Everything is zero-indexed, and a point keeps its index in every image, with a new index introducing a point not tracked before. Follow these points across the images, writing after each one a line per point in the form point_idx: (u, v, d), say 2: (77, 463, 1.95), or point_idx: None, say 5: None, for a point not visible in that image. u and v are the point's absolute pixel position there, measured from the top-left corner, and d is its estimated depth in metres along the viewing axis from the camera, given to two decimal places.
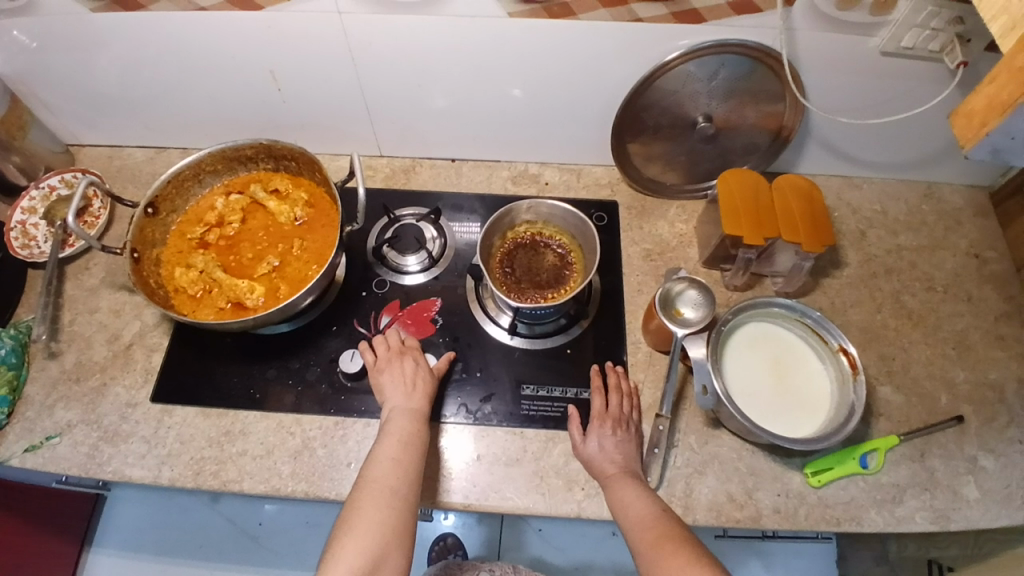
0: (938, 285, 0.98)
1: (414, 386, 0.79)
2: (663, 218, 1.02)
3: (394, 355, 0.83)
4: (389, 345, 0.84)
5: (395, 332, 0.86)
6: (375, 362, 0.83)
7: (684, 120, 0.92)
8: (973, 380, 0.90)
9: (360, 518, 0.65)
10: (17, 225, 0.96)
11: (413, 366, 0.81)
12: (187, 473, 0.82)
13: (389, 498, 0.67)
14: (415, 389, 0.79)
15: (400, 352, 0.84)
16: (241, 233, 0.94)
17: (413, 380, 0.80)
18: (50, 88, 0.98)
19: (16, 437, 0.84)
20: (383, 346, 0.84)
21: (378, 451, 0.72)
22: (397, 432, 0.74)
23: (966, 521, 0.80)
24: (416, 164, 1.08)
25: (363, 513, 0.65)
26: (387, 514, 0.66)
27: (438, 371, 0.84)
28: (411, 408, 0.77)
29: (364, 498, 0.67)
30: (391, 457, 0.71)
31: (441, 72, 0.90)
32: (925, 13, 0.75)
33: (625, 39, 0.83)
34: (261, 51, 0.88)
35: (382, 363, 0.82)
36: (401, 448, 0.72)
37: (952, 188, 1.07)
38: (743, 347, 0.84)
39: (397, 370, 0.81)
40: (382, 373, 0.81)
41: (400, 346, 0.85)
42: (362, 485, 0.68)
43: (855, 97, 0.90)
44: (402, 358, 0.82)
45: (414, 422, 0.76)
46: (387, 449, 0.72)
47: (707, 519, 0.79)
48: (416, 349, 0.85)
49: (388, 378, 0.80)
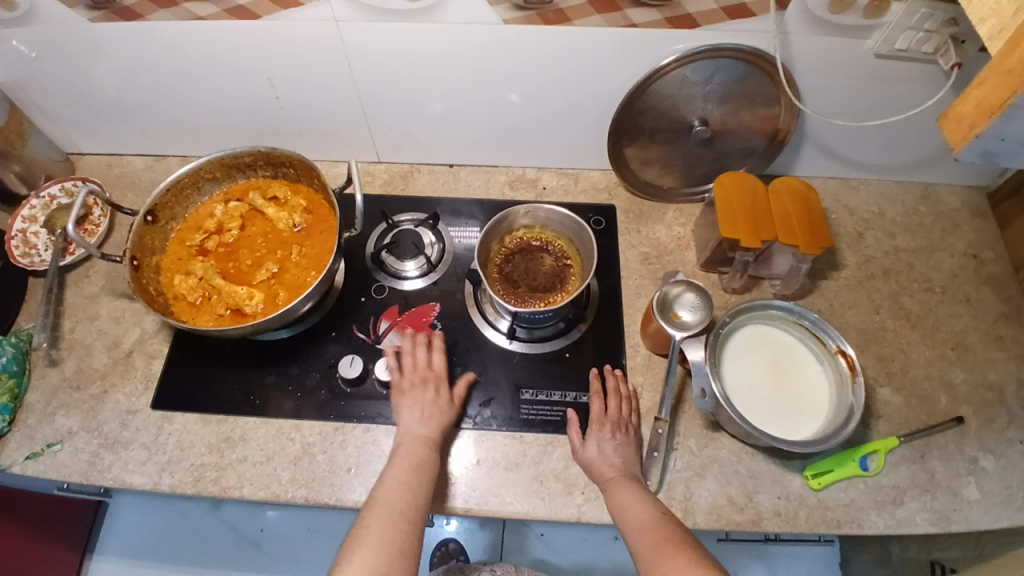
0: (936, 286, 0.98)
1: (431, 417, 0.79)
2: (660, 222, 1.03)
3: (420, 380, 0.83)
4: (417, 367, 0.84)
5: (423, 351, 0.85)
6: (400, 380, 0.83)
7: (680, 124, 0.92)
8: (972, 381, 0.90)
9: (367, 537, 0.65)
10: (17, 233, 0.97)
11: (433, 397, 0.81)
12: (187, 480, 0.82)
13: (397, 516, 0.67)
14: (432, 420, 0.79)
15: (426, 377, 0.83)
16: (240, 240, 0.95)
17: (430, 407, 0.80)
18: (50, 97, 0.98)
19: (18, 445, 0.84)
20: (411, 365, 0.84)
21: (390, 473, 0.72)
22: (408, 456, 0.75)
23: (966, 523, 0.80)
24: (414, 170, 1.09)
25: (372, 531, 0.66)
26: (397, 532, 0.66)
27: (457, 400, 0.84)
28: (425, 435, 0.78)
29: (372, 517, 0.67)
30: (401, 480, 0.71)
31: (438, 78, 0.90)
32: (919, 15, 0.75)
33: (621, 44, 0.83)
34: (260, 59, 0.88)
35: (406, 385, 0.82)
36: (410, 471, 0.73)
37: (949, 189, 1.07)
38: (741, 350, 0.84)
39: (417, 397, 0.81)
40: (404, 397, 0.81)
41: (428, 370, 0.84)
42: (371, 505, 0.69)
43: (850, 100, 0.91)
44: (426, 386, 0.82)
45: (426, 448, 0.76)
46: (399, 472, 0.72)
47: (706, 523, 0.79)
48: (442, 376, 0.84)
49: (408, 403, 0.80)
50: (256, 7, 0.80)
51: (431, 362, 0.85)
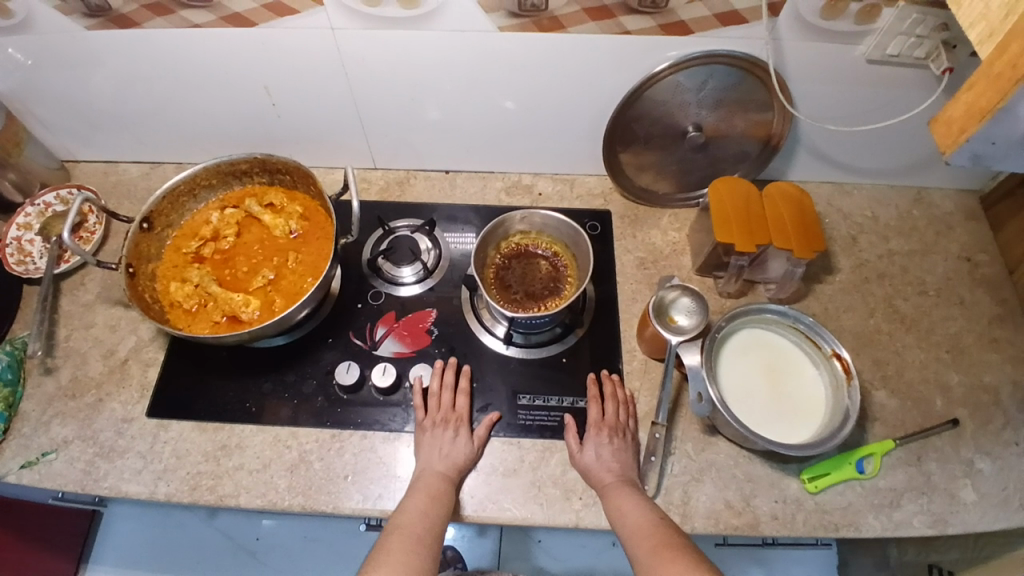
0: (931, 289, 0.99)
1: (447, 457, 0.79)
2: (655, 227, 1.03)
3: (442, 420, 0.82)
4: (440, 408, 0.83)
5: (449, 393, 0.84)
6: (423, 418, 0.83)
7: (674, 130, 0.93)
8: (968, 383, 0.91)
9: (387, 559, 0.64)
10: (12, 241, 0.97)
11: (452, 439, 0.81)
12: (183, 488, 0.82)
13: (416, 540, 0.67)
14: (449, 457, 0.79)
15: (448, 417, 0.83)
16: (236, 247, 0.95)
17: (450, 446, 0.80)
18: (45, 105, 0.98)
19: (13, 454, 0.84)
20: (435, 404, 0.84)
21: (408, 503, 0.72)
22: (425, 488, 0.75)
23: (964, 525, 0.80)
24: (411, 177, 1.09)
25: (391, 553, 0.65)
26: (415, 555, 0.65)
27: (479, 442, 0.82)
28: (443, 470, 0.78)
29: (393, 541, 0.66)
30: (419, 509, 0.71)
31: (433, 85, 0.91)
32: (910, 21, 0.76)
33: (615, 51, 0.84)
34: (255, 67, 0.89)
35: (427, 423, 0.82)
36: (428, 502, 0.72)
37: (942, 193, 1.08)
38: (737, 354, 0.84)
39: (437, 436, 0.81)
40: (423, 435, 0.81)
41: (451, 410, 0.83)
42: (391, 531, 0.68)
43: (843, 105, 0.91)
44: (447, 426, 0.82)
45: (443, 481, 0.76)
46: (417, 502, 0.72)
47: (705, 527, 0.79)
48: (463, 419, 0.83)
49: (428, 441, 0.80)
50: (252, 15, 0.80)
51: (455, 403, 0.84)
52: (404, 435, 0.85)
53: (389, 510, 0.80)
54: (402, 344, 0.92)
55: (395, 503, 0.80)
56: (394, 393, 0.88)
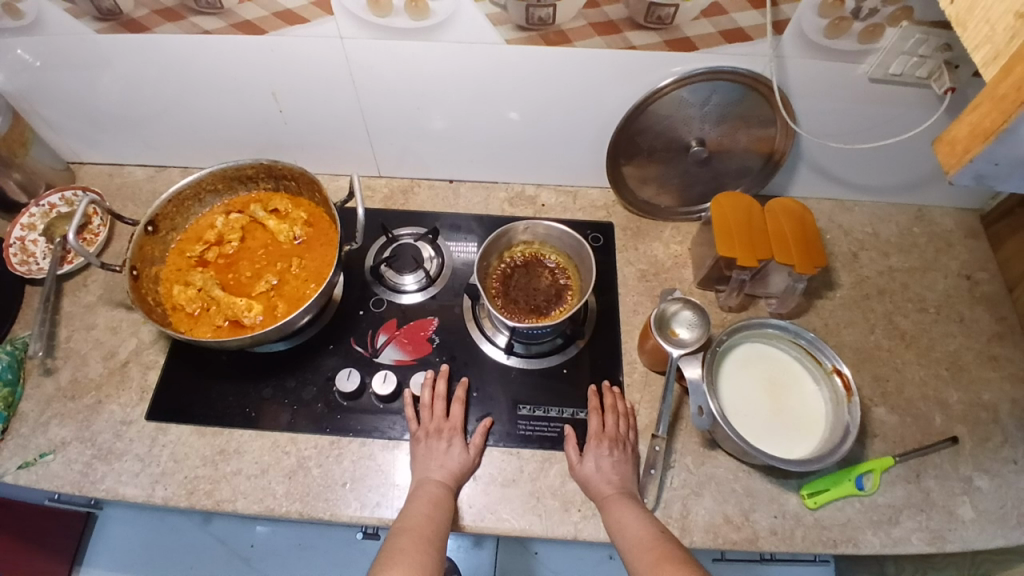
0: (930, 306, 0.99)
1: (444, 466, 0.79)
2: (657, 240, 1.04)
3: (436, 430, 0.82)
4: (434, 418, 0.83)
5: (438, 401, 0.85)
6: (418, 429, 0.83)
7: (678, 144, 0.94)
8: (967, 401, 0.91)
9: (402, 558, 0.64)
10: (16, 241, 0.97)
11: (446, 448, 0.80)
12: (180, 492, 0.81)
13: (427, 541, 0.67)
14: (448, 466, 0.79)
15: (442, 427, 0.82)
16: (240, 252, 0.95)
17: (450, 456, 0.80)
18: (54, 107, 0.99)
19: (10, 454, 0.83)
20: (428, 415, 0.84)
21: (410, 509, 0.72)
22: (427, 494, 0.75)
23: (962, 542, 0.80)
24: (415, 185, 1.10)
25: (406, 554, 0.65)
26: (428, 557, 0.65)
27: (474, 450, 0.82)
28: (443, 478, 0.78)
29: (404, 541, 0.67)
30: (423, 513, 0.71)
31: (440, 94, 0.91)
32: (912, 41, 0.77)
33: (622, 65, 0.84)
34: (264, 76, 0.89)
35: (420, 433, 0.82)
36: (431, 507, 0.73)
37: (942, 211, 1.09)
38: (739, 367, 0.85)
39: (433, 446, 0.80)
40: (418, 445, 0.81)
41: (445, 420, 0.83)
42: (398, 533, 0.68)
43: (846, 122, 0.92)
44: (441, 436, 0.82)
45: (444, 487, 0.76)
46: (419, 507, 0.72)
47: (704, 541, 0.78)
48: (457, 428, 0.83)
49: (423, 450, 0.80)
50: (263, 23, 0.81)
51: (449, 412, 0.84)
52: (403, 442, 0.85)
53: (387, 518, 0.79)
54: (403, 352, 0.92)
55: (393, 511, 0.80)
56: (394, 400, 0.88)
